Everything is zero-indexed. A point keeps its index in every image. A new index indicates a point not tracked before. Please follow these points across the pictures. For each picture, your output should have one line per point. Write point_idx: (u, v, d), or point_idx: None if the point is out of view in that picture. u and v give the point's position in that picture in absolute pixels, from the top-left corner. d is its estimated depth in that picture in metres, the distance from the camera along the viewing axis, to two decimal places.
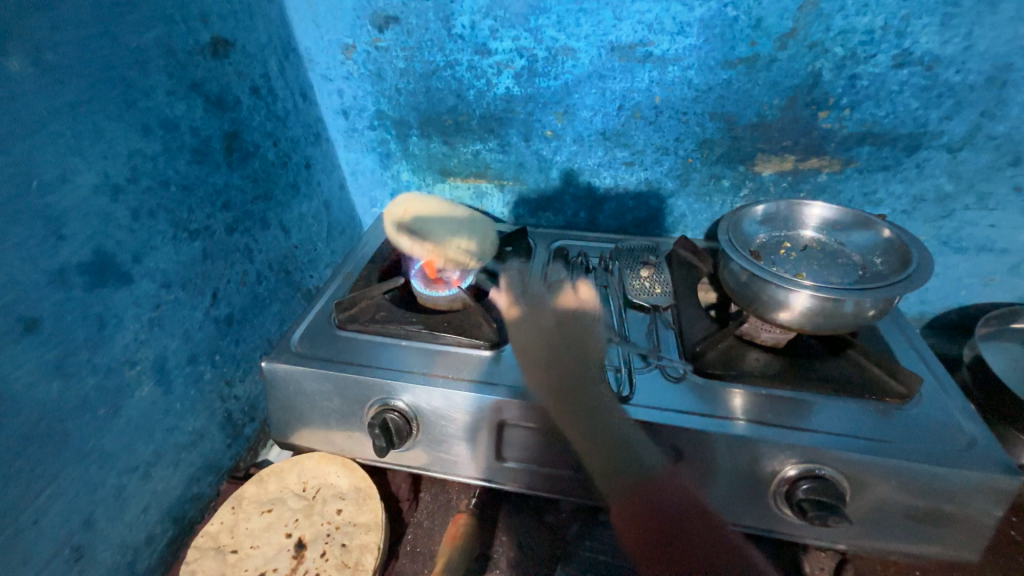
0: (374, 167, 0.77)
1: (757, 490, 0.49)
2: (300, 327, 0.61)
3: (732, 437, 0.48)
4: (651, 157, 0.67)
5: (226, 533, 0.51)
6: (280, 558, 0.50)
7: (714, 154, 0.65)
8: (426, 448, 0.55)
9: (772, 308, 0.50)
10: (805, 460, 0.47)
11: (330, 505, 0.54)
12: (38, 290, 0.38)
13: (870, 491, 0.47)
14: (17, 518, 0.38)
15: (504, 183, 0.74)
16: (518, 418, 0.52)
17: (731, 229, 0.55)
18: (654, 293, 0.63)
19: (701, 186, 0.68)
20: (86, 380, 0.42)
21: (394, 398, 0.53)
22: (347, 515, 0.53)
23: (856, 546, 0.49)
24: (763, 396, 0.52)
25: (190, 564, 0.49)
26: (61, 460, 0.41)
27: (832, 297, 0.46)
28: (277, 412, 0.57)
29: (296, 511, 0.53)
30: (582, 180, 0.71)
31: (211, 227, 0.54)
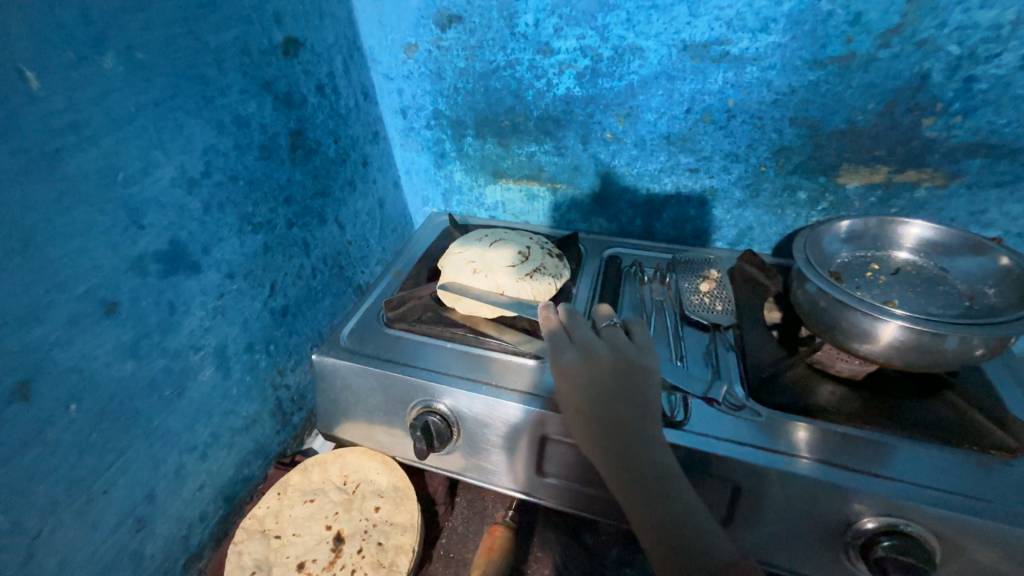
0: (428, 166, 0.78)
1: (824, 538, 0.44)
2: (349, 322, 0.62)
3: (797, 477, 0.43)
4: (719, 164, 0.62)
5: (271, 518, 0.53)
6: (319, 549, 0.51)
7: (790, 163, 0.59)
8: (465, 454, 0.54)
9: (854, 338, 0.45)
10: (885, 512, 0.42)
11: (368, 501, 0.54)
12: (118, 275, 0.40)
13: (965, 557, 0.40)
14: (90, 488, 0.41)
15: (557, 187, 0.72)
16: (561, 434, 0.50)
17: (809, 247, 0.50)
18: (714, 311, 0.58)
19: (774, 197, 0.63)
20: (156, 362, 0.45)
21: (437, 401, 0.53)
22: (384, 514, 0.53)
23: None
24: (837, 434, 0.47)
25: (236, 545, 0.50)
26: (130, 436, 0.43)
27: (930, 331, 0.40)
28: (324, 404, 0.59)
29: (337, 504, 0.54)
30: (640, 186, 0.68)
31: (273, 221, 0.56)
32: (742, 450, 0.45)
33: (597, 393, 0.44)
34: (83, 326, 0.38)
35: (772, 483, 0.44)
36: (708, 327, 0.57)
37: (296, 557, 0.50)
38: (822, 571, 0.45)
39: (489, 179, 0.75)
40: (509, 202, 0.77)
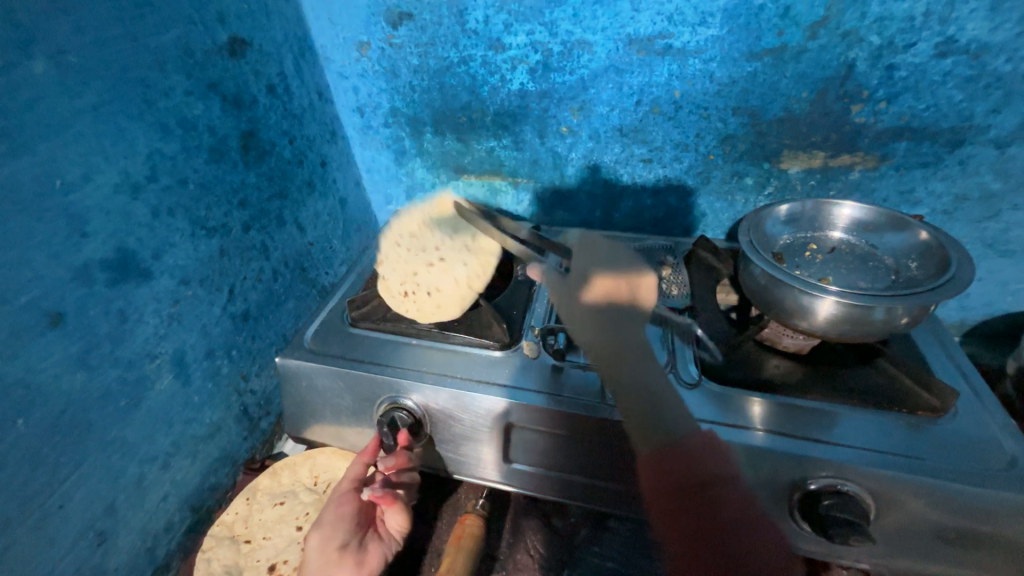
0: (389, 164, 0.77)
1: (774, 502, 0.47)
2: (313, 324, 0.62)
3: (749, 448, 0.46)
4: (670, 154, 0.65)
5: (240, 523, 0.53)
6: (290, 550, 0.51)
7: (736, 151, 0.62)
8: (434, 447, 0.55)
9: (794, 314, 0.48)
10: (826, 474, 0.45)
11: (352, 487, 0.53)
12: (63, 285, 0.39)
13: (897, 509, 0.44)
14: (45, 503, 0.40)
15: (518, 181, 0.73)
16: (527, 421, 0.51)
17: (753, 230, 0.53)
18: (670, 295, 0.61)
19: (723, 183, 0.66)
20: (109, 372, 0.44)
21: (403, 397, 0.54)
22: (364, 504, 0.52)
23: (881, 565, 0.46)
24: (784, 405, 0.50)
25: (204, 552, 0.50)
26: (85, 448, 0.42)
27: (859, 304, 0.43)
28: (291, 406, 0.58)
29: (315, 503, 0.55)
30: (598, 177, 0.70)
31: (228, 224, 0.55)
32: (697, 426, 0.48)
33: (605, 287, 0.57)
34: (26, 338, 0.37)
35: (726, 455, 0.47)
36: (664, 311, 0.60)
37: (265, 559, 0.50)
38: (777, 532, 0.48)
39: (450, 175, 0.76)
40: (473, 198, 0.77)
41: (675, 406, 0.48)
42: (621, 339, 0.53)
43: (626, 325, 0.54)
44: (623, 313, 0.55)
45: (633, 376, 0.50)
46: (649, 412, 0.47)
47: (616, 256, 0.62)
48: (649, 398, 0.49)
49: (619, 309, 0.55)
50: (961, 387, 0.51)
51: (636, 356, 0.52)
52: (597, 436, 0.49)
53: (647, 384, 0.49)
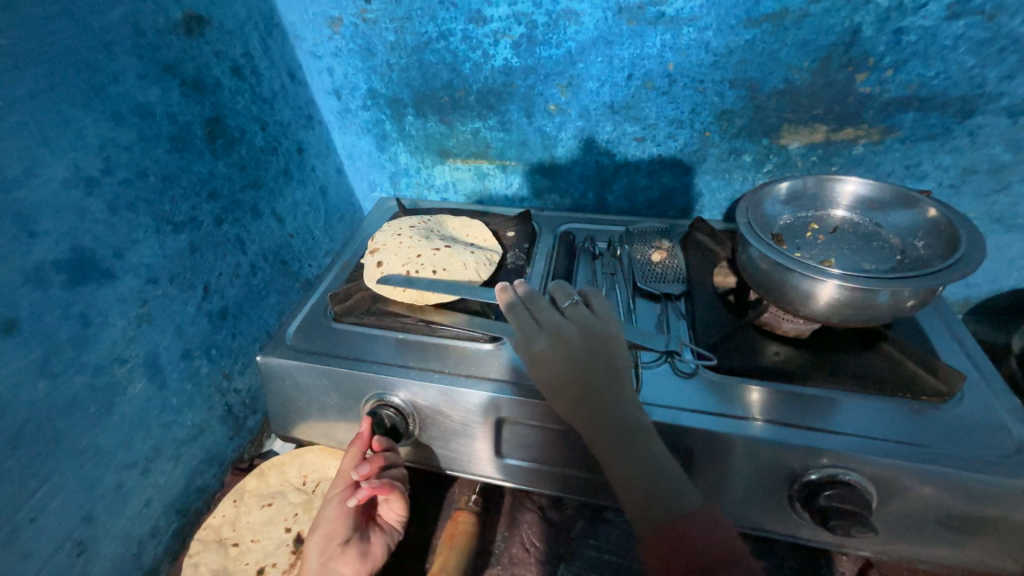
0: (371, 149, 0.74)
1: (773, 492, 0.46)
2: (295, 320, 0.59)
3: (747, 439, 0.44)
4: (664, 132, 0.61)
5: (228, 526, 0.52)
6: (279, 553, 0.50)
7: (733, 126, 0.59)
8: (424, 444, 0.53)
9: (795, 299, 0.45)
10: (828, 463, 0.43)
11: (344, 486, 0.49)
12: (14, 289, 0.37)
13: (900, 498, 0.43)
14: (13, 518, 0.38)
15: (506, 163, 0.70)
16: (518, 416, 0.49)
17: (751, 211, 0.50)
18: (666, 281, 0.59)
19: (720, 161, 0.62)
20: (74, 379, 0.42)
21: (390, 394, 0.52)
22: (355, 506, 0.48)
23: (881, 553, 0.46)
24: (784, 393, 0.48)
25: (191, 557, 0.49)
26: (54, 458, 0.41)
27: (864, 288, 0.41)
28: (275, 405, 0.56)
29: (308, 504, 0.53)
30: (589, 158, 0.67)
31: (198, 218, 0.52)
32: (694, 417, 0.46)
33: (577, 367, 0.44)
34: None
35: (724, 446, 0.45)
36: (660, 298, 0.57)
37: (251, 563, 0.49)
38: (776, 522, 0.47)
39: (435, 159, 0.73)
40: (460, 182, 0.74)
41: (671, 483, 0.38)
42: (603, 421, 0.42)
43: (609, 412, 0.42)
44: (605, 401, 0.42)
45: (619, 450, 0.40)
46: (648, 494, 0.38)
47: (588, 318, 0.47)
48: (639, 480, 0.39)
49: (598, 382, 0.43)
50: (966, 370, 0.49)
51: (626, 428, 0.41)
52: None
53: (641, 457, 0.40)
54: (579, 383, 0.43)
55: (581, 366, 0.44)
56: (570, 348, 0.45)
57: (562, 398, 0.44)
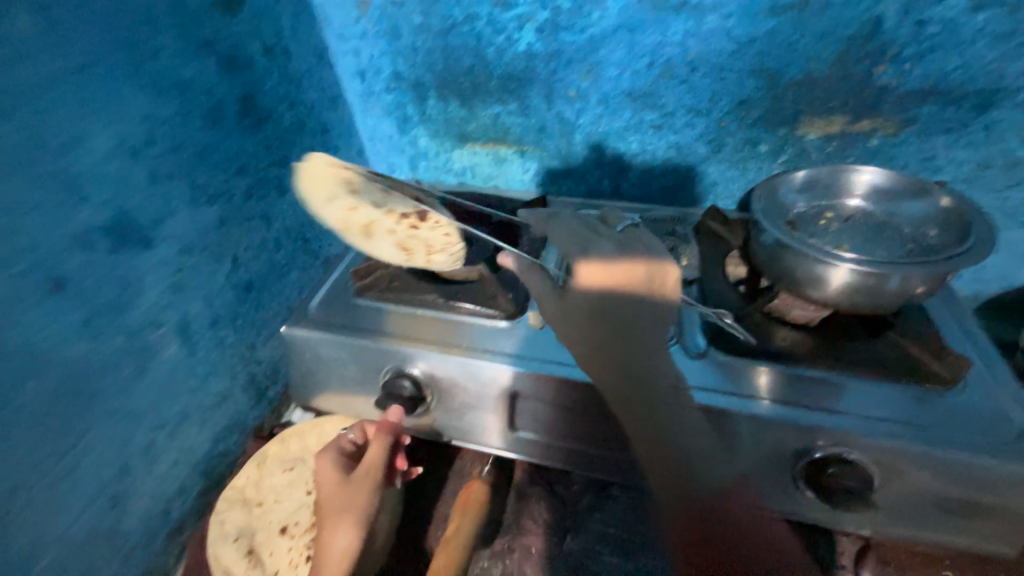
0: (391, 132, 0.76)
1: (777, 470, 0.47)
2: (318, 294, 0.61)
3: (753, 417, 0.46)
4: (682, 120, 0.62)
5: (251, 487, 0.54)
6: (300, 514, 0.52)
7: (751, 116, 0.60)
8: (439, 416, 0.55)
9: (805, 283, 0.47)
10: (831, 443, 0.45)
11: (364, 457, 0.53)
12: (61, 251, 0.39)
13: (902, 479, 0.44)
14: (55, 468, 0.40)
15: (524, 149, 0.71)
16: (531, 390, 0.51)
17: (766, 198, 0.52)
18: (679, 267, 0.60)
19: (736, 151, 0.63)
20: (114, 341, 0.44)
21: (409, 366, 0.54)
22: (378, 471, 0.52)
23: (880, 532, 0.47)
24: (791, 375, 0.49)
25: (217, 515, 0.52)
26: (93, 415, 0.43)
27: (875, 272, 0.42)
28: (298, 375, 0.59)
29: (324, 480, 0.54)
30: (606, 145, 0.68)
31: (227, 192, 0.54)
32: (702, 394, 0.48)
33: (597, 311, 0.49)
34: (27, 304, 0.37)
35: (730, 424, 0.47)
36: None
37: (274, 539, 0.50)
38: (779, 500, 0.49)
39: (454, 143, 0.74)
40: (477, 167, 0.76)
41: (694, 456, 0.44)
42: (637, 376, 0.46)
43: (640, 364, 0.47)
44: (635, 354, 0.47)
45: (645, 412, 0.45)
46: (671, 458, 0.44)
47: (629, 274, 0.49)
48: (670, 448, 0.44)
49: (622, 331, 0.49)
50: (972, 360, 0.50)
51: (653, 396, 0.45)
52: (602, 407, 0.49)
53: (660, 407, 0.45)
54: (612, 336, 0.48)
55: (613, 319, 0.48)
56: (589, 304, 0.49)
57: (591, 354, 0.48)
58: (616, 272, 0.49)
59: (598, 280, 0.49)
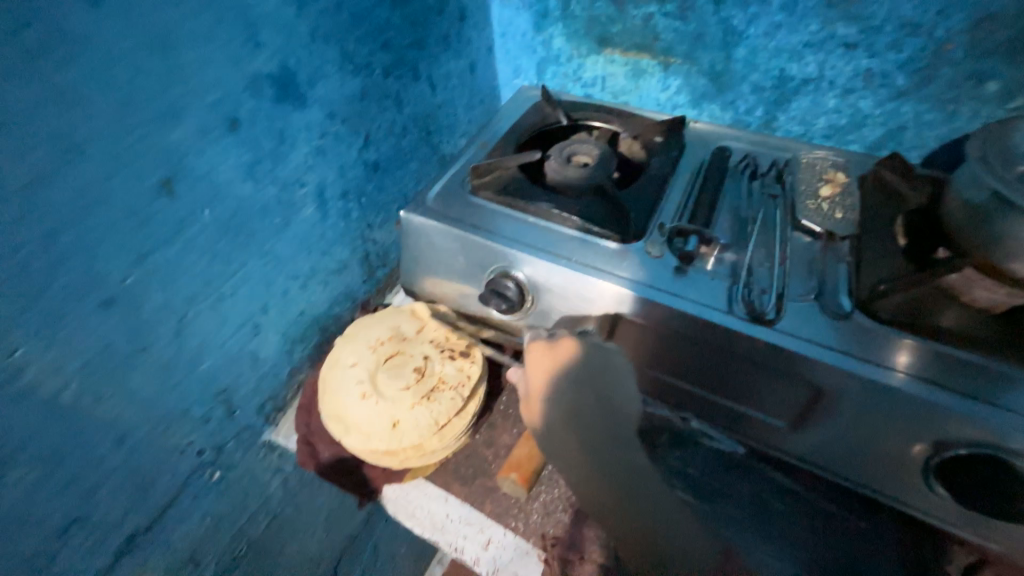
0: (526, 29, 0.71)
1: (900, 451, 0.43)
2: (436, 185, 0.62)
3: (889, 390, 0.41)
4: (886, 39, 0.51)
5: (368, 336, 0.60)
6: (406, 373, 0.57)
7: (988, 41, 0.48)
8: (532, 325, 0.55)
9: (1019, 253, 0.38)
10: (981, 439, 0.40)
11: (455, 359, 0.58)
12: (239, 91, 0.42)
13: None
14: (220, 288, 0.47)
15: (670, 61, 0.63)
16: (636, 315, 0.49)
17: (990, 144, 0.42)
18: (833, 218, 0.52)
19: (950, 88, 0.51)
20: (269, 189, 0.48)
21: (514, 269, 0.54)
22: (456, 380, 0.56)
23: (1000, 537, 0.43)
24: (950, 358, 0.43)
25: (337, 346, 0.60)
26: (248, 252, 0.48)
27: None
28: (408, 258, 0.61)
29: (447, 351, 0.59)
30: (774, 65, 0.58)
31: (371, 65, 0.54)
32: (833, 355, 0.42)
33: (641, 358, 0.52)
34: (211, 135, 0.41)
35: (858, 394, 0.42)
36: (821, 236, 0.51)
37: (394, 371, 0.57)
38: (888, 484, 0.45)
39: (592, 48, 0.68)
40: (610, 79, 0.69)
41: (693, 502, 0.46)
42: None
43: (605, 457, 0.43)
44: (607, 440, 0.43)
45: (625, 525, 0.41)
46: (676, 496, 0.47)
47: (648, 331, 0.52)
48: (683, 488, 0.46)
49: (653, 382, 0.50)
50: None
51: None
52: (713, 346, 0.47)
53: (630, 482, 0.42)
54: (592, 450, 0.43)
55: (578, 420, 0.44)
56: (569, 385, 0.46)
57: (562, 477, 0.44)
58: (581, 362, 0.47)
59: (554, 367, 0.47)
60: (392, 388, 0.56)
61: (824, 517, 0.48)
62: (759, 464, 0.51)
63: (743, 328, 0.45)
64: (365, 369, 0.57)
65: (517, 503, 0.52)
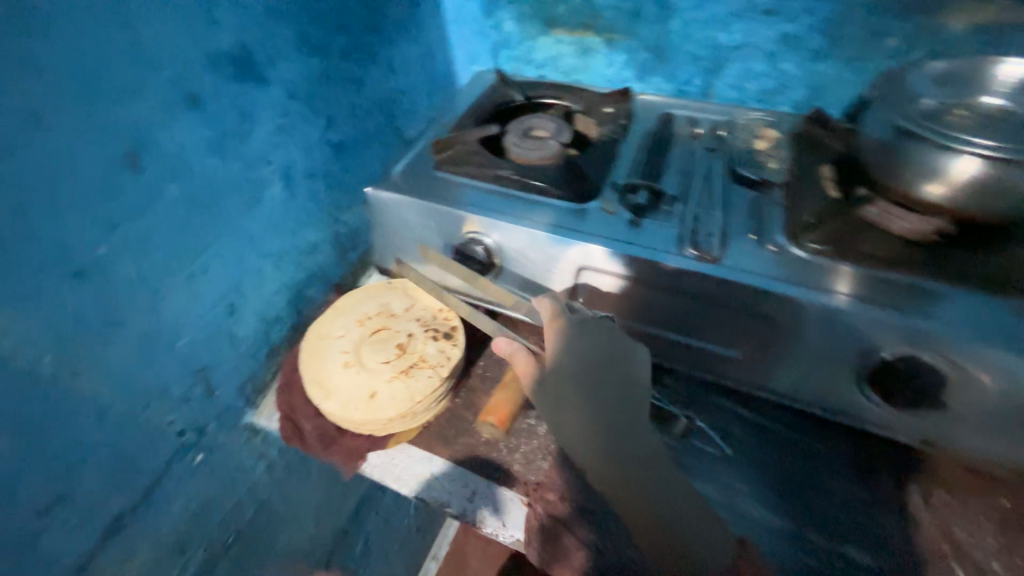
0: (477, 14, 0.74)
1: (839, 366, 0.48)
2: (402, 163, 0.65)
3: (826, 309, 0.45)
4: (799, 4, 0.57)
5: (351, 312, 0.61)
6: (388, 350, 0.57)
7: (885, 1, 0.54)
8: (505, 287, 0.59)
9: (919, 178, 0.45)
10: (907, 343, 0.44)
11: (435, 337, 0.58)
12: (199, 68, 0.43)
13: (976, 386, 0.43)
14: (192, 265, 0.48)
15: (613, 38, 0.68)
16: (599, 266, 0.53)
17: (889, 89, 0.48)
18: (767, 169, 0.57)
19: (858, 46, 0.57)
20: (236, 166, 0.49)
21: (482, 235, 0.57)
22: (436, 356, 0.56)
23: (931, 435, 0.48)
24: (878, 277, 0.47)
25: (319, 322, 0.60)
26: (218, 228, 0.49)
27: (1009, 158, 0.40)
28: (381, 235, 0.64)
29: (432, 330, 0.59)
30: (706, 34, 0.63)
31: (329, 47, 0.56)
32: (776, 283, 0.47)
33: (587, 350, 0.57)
34: (174, 110, 0.42)
35: (800, 315, 0.46)
36: (757, 185, 0.56)
37: (378, 345, 0.57)
38: (831, 396, 0.50)
39: (541, 30, 0.72)
40: (560, 58, 0.73)
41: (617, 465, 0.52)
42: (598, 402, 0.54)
43: (606, 435, 0.49)
44: (611, 421, 0.49)
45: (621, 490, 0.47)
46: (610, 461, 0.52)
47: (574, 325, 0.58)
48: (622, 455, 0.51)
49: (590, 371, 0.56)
50: None
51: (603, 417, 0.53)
52: (669, 287, 0.51)
53: (628, 454, 0.48)
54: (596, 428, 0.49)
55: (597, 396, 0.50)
56: (577, 370, 0.50)
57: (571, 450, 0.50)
58: (596, 346, 0.51)
59: (574, 349, 0.51)
60: (374, 362, 0.56)
61: (782, 437, 0.53)
62: (724, 399, 0.55)
63: (694, 266, 0.49)
64: (351, 341, 0.58)
65: (500, 455, 0.55)
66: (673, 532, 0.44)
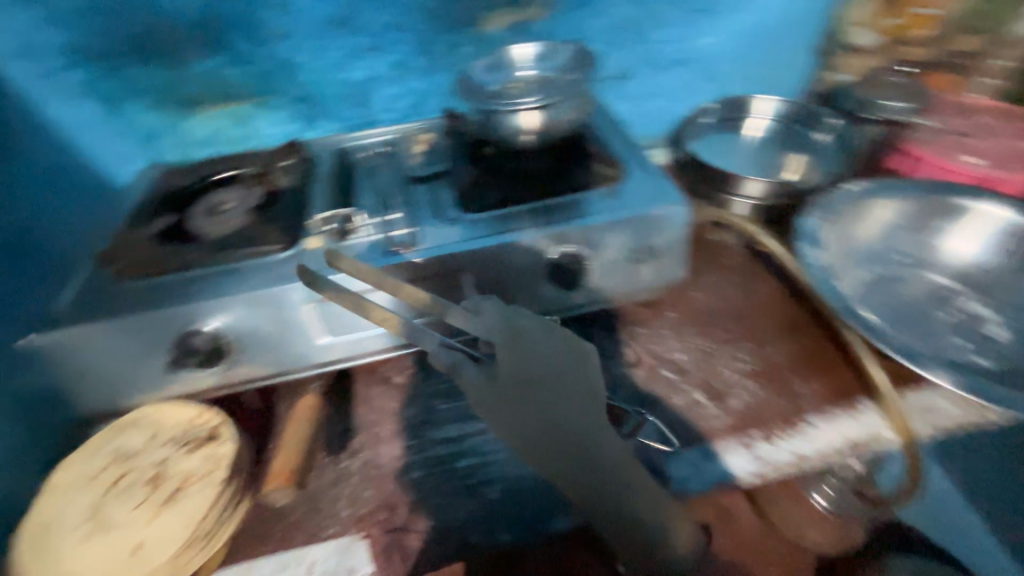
0: (102, 116, 0.69)
1: (533, 279, 0.60)
2: (71, 291, 0.56)
3: (498, 246, 0.57)
4: (388, 37, 0.71)
5: (74, 481, 0.50)
6: (139, 490, 0.49)
7: (443, 22, 0.71)
8: (253, 357, 0.57)
9: (512, 135, 0.63)
10: (555, 243, 0.58)
11: (192, 448, 0.52)
12: None
13: (605, 249, 0.60)
14: None
15: (259, 100, 0.73)
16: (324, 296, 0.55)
17: (465, 83, 0.66)
18: (432, 165, 0.69)
19: (448, 55, 0.74)
20: None
21: (198, 322, 0.54)
22: (198, 464, 0.50)
23: (613, 295, 0.64)
24: (524, 208, 0.61)
25: (32, 513, 0.48)
26: None
27: (541, 103, 0.60)
28: (76, 378, 0.54)
29: (188, 442, 0.52)
30: (336, 77, 0.73)
31: None
32: (459, 245, 0.57)
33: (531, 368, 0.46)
34: None
35: (486, 258, 0.57)
36: (428, 179, 0.68)
37: (121, 494, 0.49)
38: (542, 308, 0.63)
39: (184, 112, 0.72)
40: (221, 133, 0.74)
41: (601, 491, 0.41)
42: (553, 427, 0.43)
43: (576, 466, 0.41)
44: (586, 451, 0.42)
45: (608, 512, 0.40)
46: (588, 491, 0.41)
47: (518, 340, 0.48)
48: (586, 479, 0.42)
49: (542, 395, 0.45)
50: (636, 153, 0.69)
51: (558, 435, 0.43)
52: (406, 281, 0.57)
53: (598, 469, 0.41)
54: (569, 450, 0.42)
55: (563, 427, 0.43)
56: (512, 381, 0.45)
57: (540, 467, 0.42)
58: (537, 356, 0.46)
59: (524, 355, 0.46)
60: (123, 512, 0.48)
61: None
62: None
63: (397, 259, 0.56)
64: (84, 508, 0.48)
65: (321, 512, 0.51)
66: (674, 546, 0.40)
